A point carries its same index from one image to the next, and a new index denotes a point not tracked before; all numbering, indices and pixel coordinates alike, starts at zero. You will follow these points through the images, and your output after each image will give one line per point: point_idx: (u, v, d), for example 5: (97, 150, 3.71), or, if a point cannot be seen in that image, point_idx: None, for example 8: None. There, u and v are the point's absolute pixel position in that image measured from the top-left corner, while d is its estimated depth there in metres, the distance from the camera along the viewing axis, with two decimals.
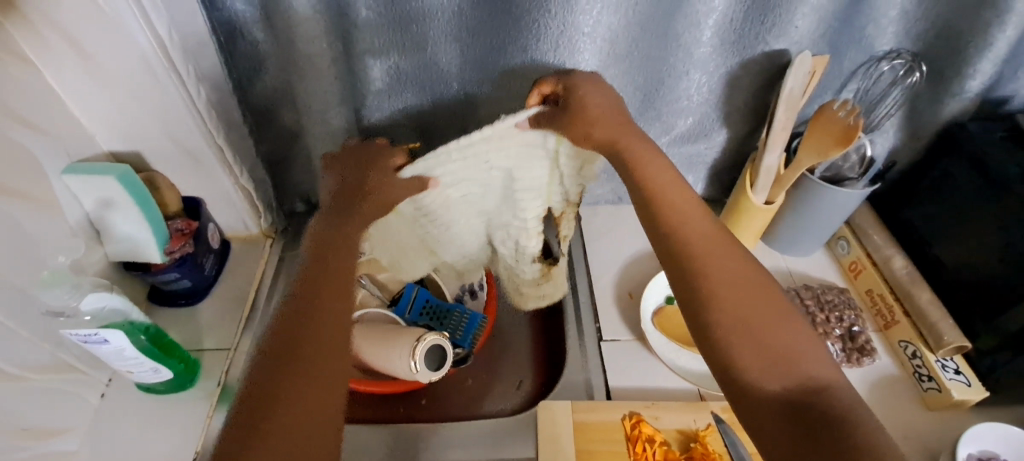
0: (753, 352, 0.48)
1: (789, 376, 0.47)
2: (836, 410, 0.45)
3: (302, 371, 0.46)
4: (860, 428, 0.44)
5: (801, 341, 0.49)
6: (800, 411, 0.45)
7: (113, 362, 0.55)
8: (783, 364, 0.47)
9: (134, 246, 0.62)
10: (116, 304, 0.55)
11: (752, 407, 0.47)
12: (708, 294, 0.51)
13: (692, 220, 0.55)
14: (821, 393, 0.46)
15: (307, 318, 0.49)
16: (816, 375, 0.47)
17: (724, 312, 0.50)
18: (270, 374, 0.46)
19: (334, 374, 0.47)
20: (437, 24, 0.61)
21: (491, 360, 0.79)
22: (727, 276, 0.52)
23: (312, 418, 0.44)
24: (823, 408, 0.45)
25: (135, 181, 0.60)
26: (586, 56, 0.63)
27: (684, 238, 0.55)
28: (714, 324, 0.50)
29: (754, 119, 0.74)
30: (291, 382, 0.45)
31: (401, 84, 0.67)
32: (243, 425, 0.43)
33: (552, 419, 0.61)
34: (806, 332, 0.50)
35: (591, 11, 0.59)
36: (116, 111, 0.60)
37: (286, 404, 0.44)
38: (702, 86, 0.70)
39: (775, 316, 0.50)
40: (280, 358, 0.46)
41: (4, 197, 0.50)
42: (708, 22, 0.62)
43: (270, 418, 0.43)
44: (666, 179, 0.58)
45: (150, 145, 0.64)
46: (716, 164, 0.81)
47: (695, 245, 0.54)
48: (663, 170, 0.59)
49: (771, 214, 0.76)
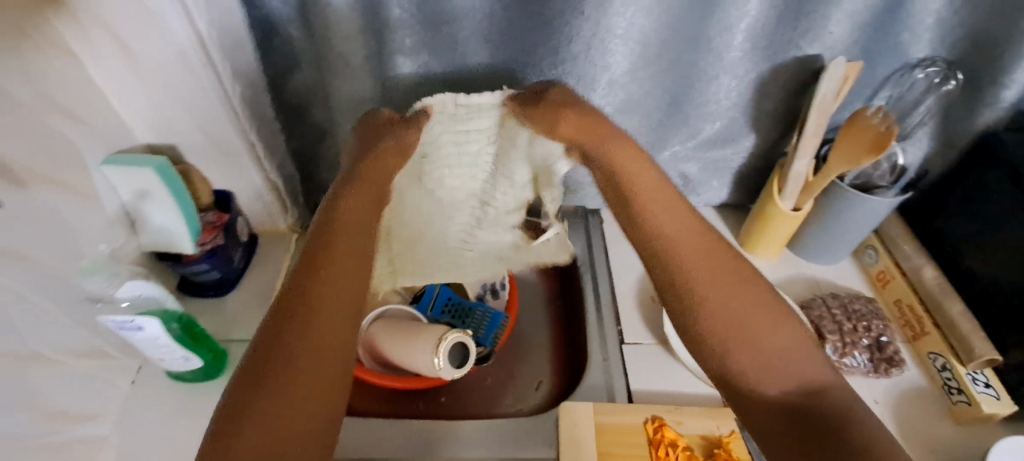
0: (753, 359, 0.50)
1: (784, 378, 0.49)
2: (835, 412, 0.47)
3: (293, 363, 0.47)
4: (855, 426, 0.46)
5: (794, 341, 0.50)
6: (798, 411, 0.48)
7: (145, 349, 0.56)
8: (782, 369, 0.49)
9: (167, 237, 0.64)
10: (153, 291, 0.55)
11: (751, 407, 0.50)
12: (699, 301, 0.52)
13: (678, 221, 0.56)
14: (818, 393, 0.48)
15: (306, 309, 0.50)
16: (810, 375, 0.49)
17: (717, 319, 0.51)
18: (263, 363, 0.46)
19: (327, 368, 0.48)
20: (469, 24, 0.62)
21: (511, 361, 0.79)
22: (717, 281, 0.52)
23: (303, 400, 0.46)
24: (820, 409, 0.47)
25: (170, 173, 0.61)
26: (616, 58, 0.63)
27: (667, 242, 0.55)
28: (711, 333, 0.51)
29: (783, 124, 0.74)
30: (283, 364, 0.46)
31: (430, 83, 0.67)
32: (235, 412, 0.44)
33: (574, 421, 0.61)
34: (798, 330, 0.51)
35: (624, 13, 0.59)
36: (154, 105, 0.61)
37: (274, 390, 0.45)
38: (732, 91, 0.69)
39: (766, 317, 0.51)
40: (275, 348, 0.47)
41: (46, 185, 0.52)
42: (741, 26, 0.62)
43: (258, 409, 0.44)
44: (646, 177, 0.58)
45: (186, 139, 0.65)
46: (742, 169, 0.80)
47: (679, 249, 0.54)
48: (644, 167, 0.58)
49: (799, 221, 0.76)
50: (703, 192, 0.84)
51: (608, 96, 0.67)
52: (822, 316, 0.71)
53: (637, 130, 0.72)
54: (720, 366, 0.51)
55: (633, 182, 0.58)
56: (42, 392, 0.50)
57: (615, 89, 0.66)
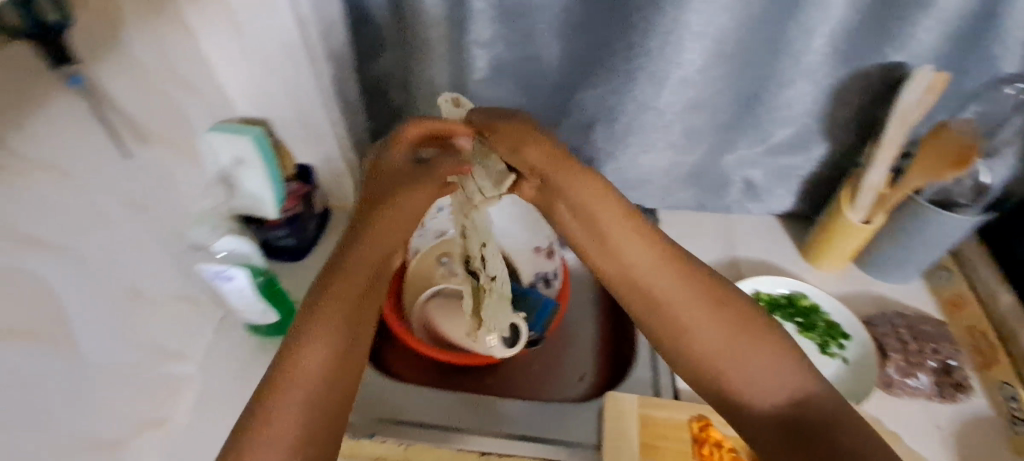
0: (738, 378, 0.48)
1: (777, 394, 0.47)
2: (826, 417, 0.46)
3: (293, 378, 0.43)
4: (851, 433, 0.45)
5: (774, 356, 0.48)
6: (796, 426, 0.46)
7: (232, 298, 0.62)
8: (761, 381, 0.47)
9: (255, 201, 0.69)
10: (243, 247, 0.60)
11: (752, 430, 0.48)
12: (669, 331, 0.51)
13: (641, 245, 0.53)
14: (810, 402, 0.46)
15: (308, 319, 0.46)
16: (799, 385, 0.47)
17: (691, 347, 0.50)
18: (263, 384, 0.43)
19: (324, 383, 0.43)
20: (547, 18, 0.64)
21: (558, 349, 0.81)
22: (685, 306, 0.51)
23: (299, 421, 0.41)
24: (815, 418, 0.46)
25: (265, 144, 0.67)
26: (689, 57, 0.64)
27: (635, 268, 0.53)
28: (689, 362, 0.50)
29: (857, 133, 0.72)
30: (298, 366, 0.43)
31: (502, 75, 0.70)
32: (233, 441, 0.40)
33: (618, 411, 0.62)
34: (776, 342, 0.48)
35: (703, 12, 0.60)
36: (253, 81, 0.67)
37: (276, 412, 0.41)
38: (807, 96, 0.68)
39: (742, 334, 0.49)
40: (279, 365, 0.43)
41: (161, 145, 0.58)
42: (822, 30, 0.62)
43: (256, 435, 0.40)
44: (604, 201, 0.54)
45: (277, 114, 0.71)
46: (809, 178, 0.78)
47: (641, 277, 0.53)
48: (598, 192, 0.55)
49: (868, 235, 0.73)
50: (766, 199, 0.83)
51: (677, 94, 0.67)
52: (885, 333, 0.69)
53: (705, 130, 0.72)
54: (709, 393, 0.50)
55: (588, 203, 0.55)
56: (139, 327, 0.57)
57: (685, 88, 0.67)
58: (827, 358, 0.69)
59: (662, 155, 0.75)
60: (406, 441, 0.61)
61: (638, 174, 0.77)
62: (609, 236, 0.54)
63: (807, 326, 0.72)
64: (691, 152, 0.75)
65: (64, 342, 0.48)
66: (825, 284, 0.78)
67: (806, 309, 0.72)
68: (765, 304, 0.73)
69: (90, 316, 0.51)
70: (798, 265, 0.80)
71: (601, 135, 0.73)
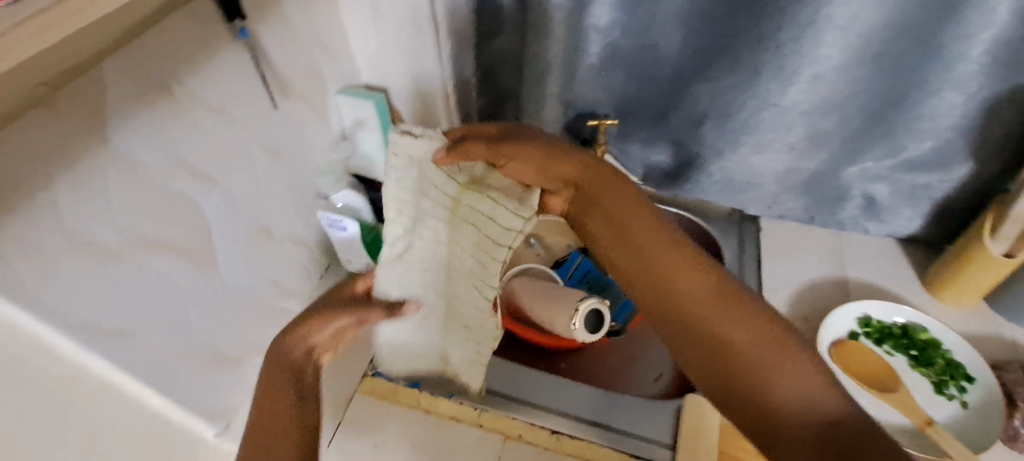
0: (765, 385, 0.43)
1: (806, 405, 0.42)
2: (865, 435, 0.40)
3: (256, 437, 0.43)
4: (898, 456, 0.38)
5: (800, 367, 0.43)
6: (833, 445, 0.40)
7: (343, 248, 0.67)
8: (789, 389, 0.42)
9: (369, 162, 0.74)
10: (357, 202, 0.65)
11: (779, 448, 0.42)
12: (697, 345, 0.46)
13: (660, 242, 0.50)
14: (847, 419, 0.41)
15: (272, 379, 0.46)
16: (832, 400, 0.42)
17: (715, 349, 0.45)
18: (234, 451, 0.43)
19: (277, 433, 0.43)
20: (671, 5, 0.63)
21: (638, 346, 0.80)
22: (706, 307, 0.47)
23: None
24: (856, 437, 0.40)
25: (385, 109, 0.71)
26: (824, 53, 0.60)
27: (653, 264, 0.50)
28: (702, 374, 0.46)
29: (1014, 154, 0.63)
30: (253, 426, 0.44)
31: (616, 61, 0.70)
32: None
33: (698, 414, 0.60)
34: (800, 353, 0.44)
35: (848, 5, 0.55)
36: (381, 51, 0.72)
37: None
38: (956, 108, 0.62)
39: (762, 339, 0.44)
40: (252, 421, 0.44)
41: (299, 101, 0.64)
42: (988, 34, 0.55)
43: None
44: (629, 200, 0.53)
45: (397, 84, 0.76)
46: (944, 200, 0.71)
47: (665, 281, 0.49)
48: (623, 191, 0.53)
49: (1011, 271, 0.65)
50: (887, 220, 0.76)
51: (804, 93, 0.63)
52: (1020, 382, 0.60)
53: (829, 136, 0.68)
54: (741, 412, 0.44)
55: (612, 206, 0.53)
56: (264, 261, 0.63)
57: (815, 87, 0.63)
58: (942, 399, 0.62)
59: (775, 158, 0.71)
60: (483, 407, 0.63)
61: (746, 177, 0.74)
62: (627, 231, 0.52)
63: (921, 362, 0.65)
64: (809, 158, 0.70)
65: (206, 262, 0.54)
66: (949, 320, 0.70)
67: (923, 343, 0.65)
68: (875, 331, 0.67)
69: (226, 244, 0.57)
70: (918, 295, 0.73)
71: (712, 131, 0.71)
